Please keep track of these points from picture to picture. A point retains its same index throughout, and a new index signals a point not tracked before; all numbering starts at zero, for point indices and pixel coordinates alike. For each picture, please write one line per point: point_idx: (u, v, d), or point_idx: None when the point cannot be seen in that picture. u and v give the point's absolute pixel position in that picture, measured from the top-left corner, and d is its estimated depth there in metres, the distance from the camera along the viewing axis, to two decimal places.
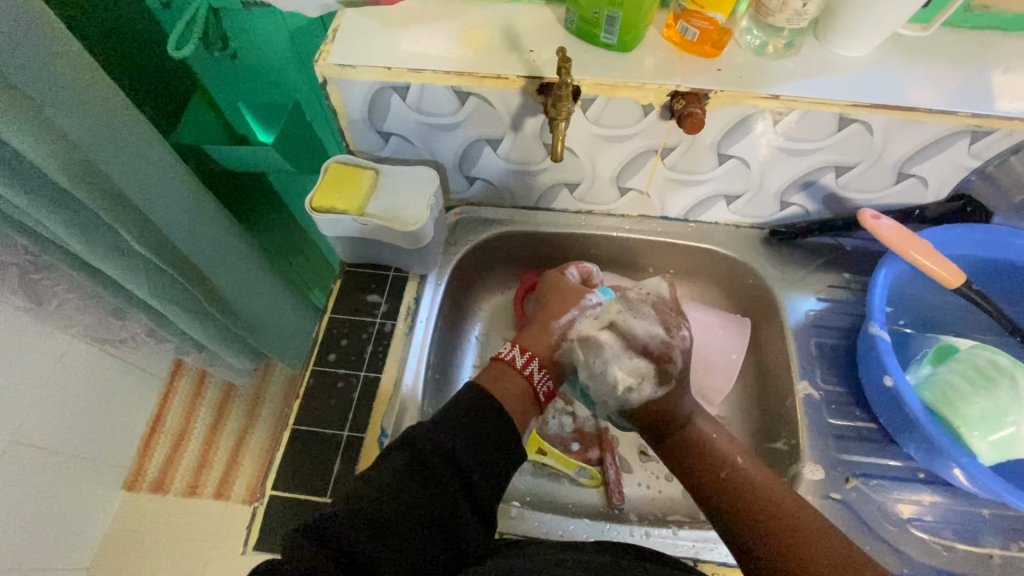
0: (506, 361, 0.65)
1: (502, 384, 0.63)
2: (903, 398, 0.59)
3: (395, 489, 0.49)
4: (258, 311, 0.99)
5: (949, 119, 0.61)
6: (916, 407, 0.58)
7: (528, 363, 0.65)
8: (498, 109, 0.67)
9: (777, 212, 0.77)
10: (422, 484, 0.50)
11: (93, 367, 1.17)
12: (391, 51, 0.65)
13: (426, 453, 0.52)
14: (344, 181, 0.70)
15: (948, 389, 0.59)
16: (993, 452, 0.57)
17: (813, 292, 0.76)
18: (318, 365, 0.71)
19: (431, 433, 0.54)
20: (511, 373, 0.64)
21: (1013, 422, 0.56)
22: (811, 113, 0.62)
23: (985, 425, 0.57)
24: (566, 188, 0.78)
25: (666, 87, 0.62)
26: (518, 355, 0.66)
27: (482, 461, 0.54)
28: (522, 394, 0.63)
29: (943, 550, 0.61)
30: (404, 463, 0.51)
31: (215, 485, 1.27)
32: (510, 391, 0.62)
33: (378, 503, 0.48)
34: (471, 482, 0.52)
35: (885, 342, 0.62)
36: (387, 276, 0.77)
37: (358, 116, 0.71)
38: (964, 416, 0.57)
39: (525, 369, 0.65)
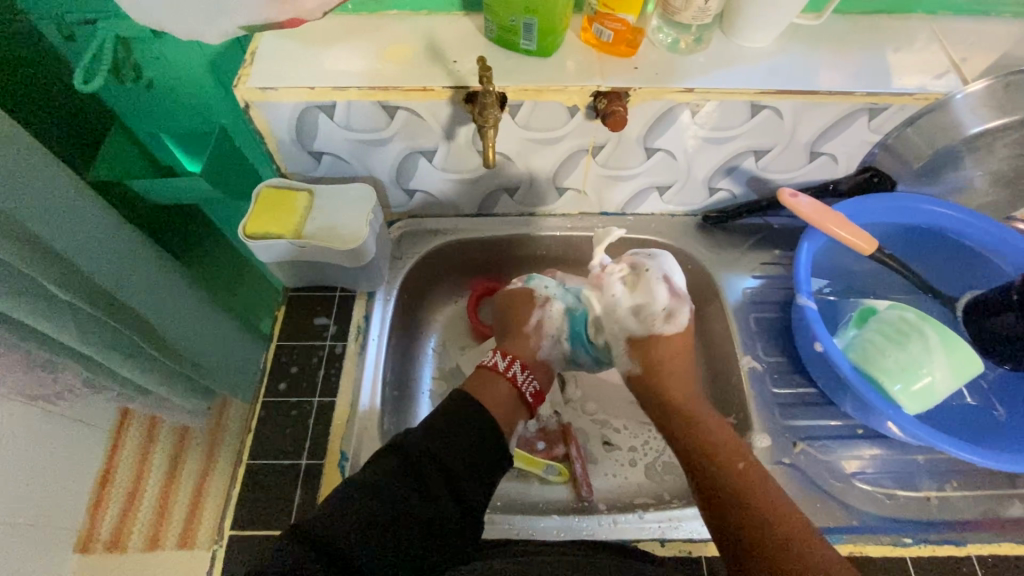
0: (489, 367, 0.69)
1: (488, 388, 0.66)
2: (833, 360, 0.63)
3: (376, 486, 0.53)
4: (198, 351, 0.94)
5: (848, 99, 0.65)
6: (846, 367, 0.62)
7: (509, 364, 0.69)
8: (428, 120, 0.67)
9: (707, 198, 0.81)
10: (409, 485, 0.54)
11: (26, 428, 1.09)
12: (313, 71, 0.64)
13: (414, 455, 0.55)
14: (277, 205, 0.68)
15: (868, 346, 0.64)
16: (912, 401, 0.61)
17: (748, 271, 0.80)
18: (270, 397, 0.69)
19: (419, 436, 0.57)
20: (494, 377, 0.67)
21: (928, 373, 0.60)
22: (725, 103, 0.66)
23: (904, 378, 0.61)
24: (506, 192, 0.80)
25: (588, 88, 0.64)
26: (499, 358, 0.69)
27: (466, 459, 0.57)
28: (506, 397, 0.66)
29: (885, 498, 0.65)
30: (390, 467, 0.54)
31: (178, 535, 1.21)
32: (493, 396, 0.65)
33: (364, 504, 0.51)
34: (456, 485, 0.56)
35: (813, 311, 0.66)
36: (334, 297, 0.76)
37: (286, 137, 0.69)
38: (884, 370, 0.62)
39: (508, 372, 0.68)
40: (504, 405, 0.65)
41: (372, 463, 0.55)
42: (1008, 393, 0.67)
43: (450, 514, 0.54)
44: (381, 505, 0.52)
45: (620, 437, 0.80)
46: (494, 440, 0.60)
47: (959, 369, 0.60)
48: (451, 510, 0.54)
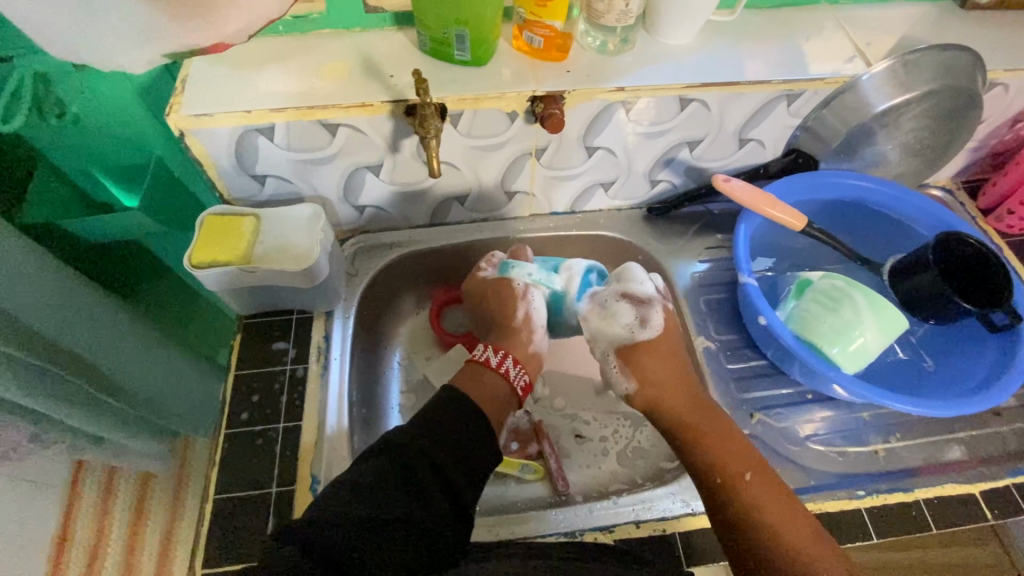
0: (480, 362, 0.70)
1: (482, 380, 0.68)
2: (775, 332, 0.66)
3: (372, 492, 0.52)
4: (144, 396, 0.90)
5: (766, 87, 0.70)
6: (788, 336, 0.66)
7: (499, 359, 0.70)
8: (370, 135, 0.68)
9: (649, 190, 0.84)
10: (407, 492, 0.54)
11: None
12: (247, 94, 0.64)
13: (400, 452, 0.56)
14: (222, 232, 0.66)
15: (809, 316, 0.68)
16: (851, 360, 0.66)
17: (695, 256, 0.84)
18: (232, 428, 0.67)
19: (415, 438, 0.58)
20: (483, 370, 0.70)
21: (860, 334, 0.65)
22: (655, 99, 0.69)
23: (841, 340, 0.66)
24: (456, 201, 0.81)
25: (524, 93, 0.66)
26: (490, 354, 0.71)
27: (460, 462, 0.59)
28: (501, 393, 0.69)
29: (838, 456, 0.69)
30: (385, 467, 0.55)
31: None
32: (490, 390, 0.68)
33: (363, 507, 0.51)
34: (450, 484, 0.57)
35: (753, 287, 0.69)
36: (291, 320, 0.75)
37: (226, 163, 0.68)
38: (823, 336, 0.66)
39: (500, 366, 0.70)
40: (494, 399, 0.67)
41: (364, 460, 0.56)
42: (933, 346, 0.74)
43: (442, 515, 0.54)
44: (381, 505, 0.52)
45: (591, 428, 0.82)
46: (481, 429, 0.62)
47: (888, 328, 0.65)
48: (447, 517, 0.54)
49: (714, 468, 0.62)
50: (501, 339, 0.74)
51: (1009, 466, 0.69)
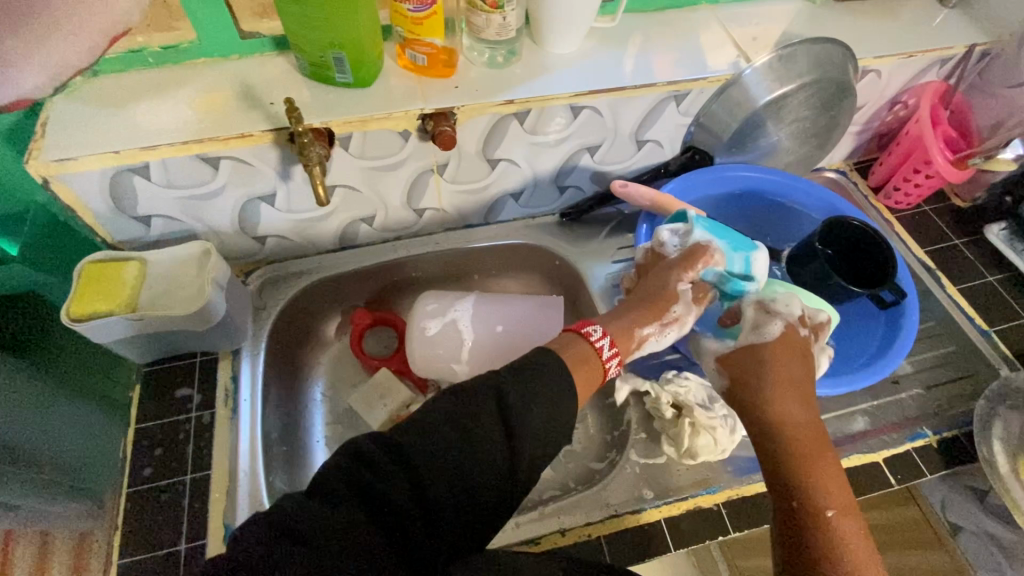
0: (591, 344, 0.56)
1: (579, 362, 0.54)
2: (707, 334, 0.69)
3: (445, 438, 0.45)
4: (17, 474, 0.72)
5: (653, 89, 0.72)
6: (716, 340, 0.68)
7: (609, 352, 0.57)
8: (257, 165, 0.65)
9: (559, 196, 0.85)
10: (477, 451, 0.45)
11: None
12: (114, 133, 0.60)
13: (460, 401, 0.47)
14: (104, 283, 0.63)
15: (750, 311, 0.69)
16: None
17: (609, 258, 0.85)
18: (134, 486, 0.63)
19: (506, 394, 0.48)
20: (583, 347, 0.56)
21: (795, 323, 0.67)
22: (547, 109, 0.70)
23: None
24: (364, 222, 0.79)
25: (412, 112, 0.65)
26: (605, 343, 0.57)
27: (534, 431, 0.47)
28: (593, 378, 0.55)
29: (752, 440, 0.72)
30: (463, 418, 0.46)
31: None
32: (587, 376, 0.54)
33: (428, 452, 0.44)
34: (519, 460, 0.47)
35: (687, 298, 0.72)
36: (194, 364, 0.71)
37: (102, 207, 0.64)
38: None
39: (606, 360, 0.56)
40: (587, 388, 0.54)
41: (444, 403, 0.48)
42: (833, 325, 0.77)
43: (503, 485, 0.46)
44: (444, 455, 0.45)
45: None
46: (558, 414, 0.49)
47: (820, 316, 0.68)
48: (507, 485, 0.46)
49: (791, 431, 0.56)
50: (613, 328, 0.62)
51: (908, 431, 0.73)
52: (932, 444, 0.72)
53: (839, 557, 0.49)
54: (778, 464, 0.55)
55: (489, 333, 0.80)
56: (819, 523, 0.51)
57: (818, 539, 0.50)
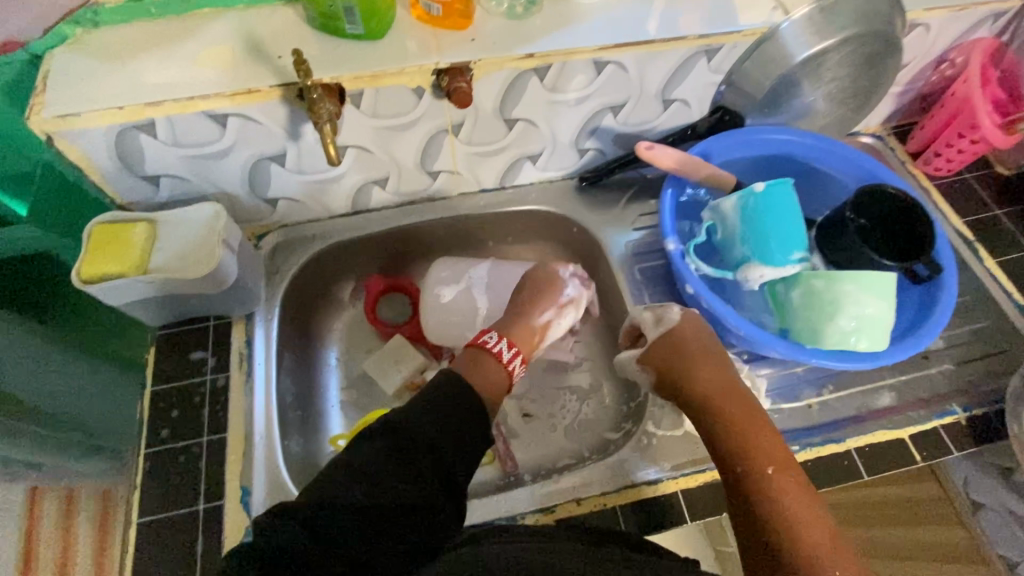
0: (490, 351, 0.61)
1: (478, 371, 0.59)
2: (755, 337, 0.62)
3: (378, 470, 0.45)
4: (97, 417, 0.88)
5: (683, 44, 0.67)
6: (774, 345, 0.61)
7: (511, 355, 0.62)
8: (266, 124, 0.63)
9: (579, 160, 0.81)
10: (410, 468, 0.46)
11: None
12: (117, 88, 0.58)
13: (373, 442, 0.47)
14: (112, 243, 0.61)
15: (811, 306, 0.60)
16: (871, 340, 0.59)
17: (630, 225, 0.82)
18: (152, 447, 0.64)
19: (420, 421, 0.49)
20: (488, 359, 0.60)
21: (863, 308, 0.58)
22: (568, 64, 0.66)
23: (854, 329, 0.58)
24: (376, 185, 0.77)
25: (426, 66, 0.61)
26: (504, 347, 0.62)
27: (455, 446, 0.49)
28: (498, 385, 0.60)
29: (774, 414, 0.70)
30: (383, 449, 0.47)
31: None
32: (488, 379, 0.59)
33: (357, 490, 0.44)
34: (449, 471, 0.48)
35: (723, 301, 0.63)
36: (208, 328, 0.70)
37: (110, 166, 0.63)
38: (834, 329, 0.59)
39: (506, 361, 0.61)
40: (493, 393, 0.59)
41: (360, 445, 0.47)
42: None
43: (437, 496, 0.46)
44: (374, 488, 0.44)
45: (537, 406, 0.81)
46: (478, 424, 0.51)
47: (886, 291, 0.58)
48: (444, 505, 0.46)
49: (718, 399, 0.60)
50: (514, 329, 0.66)
51: (936, 408, 0.71)
52: (961, 422, 0.70)
53: (788, 525, 0.49)
54: (715, 441, 0.58)
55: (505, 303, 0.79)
56: (760, 486, 0.53)
57: (766, 511, 0.51)
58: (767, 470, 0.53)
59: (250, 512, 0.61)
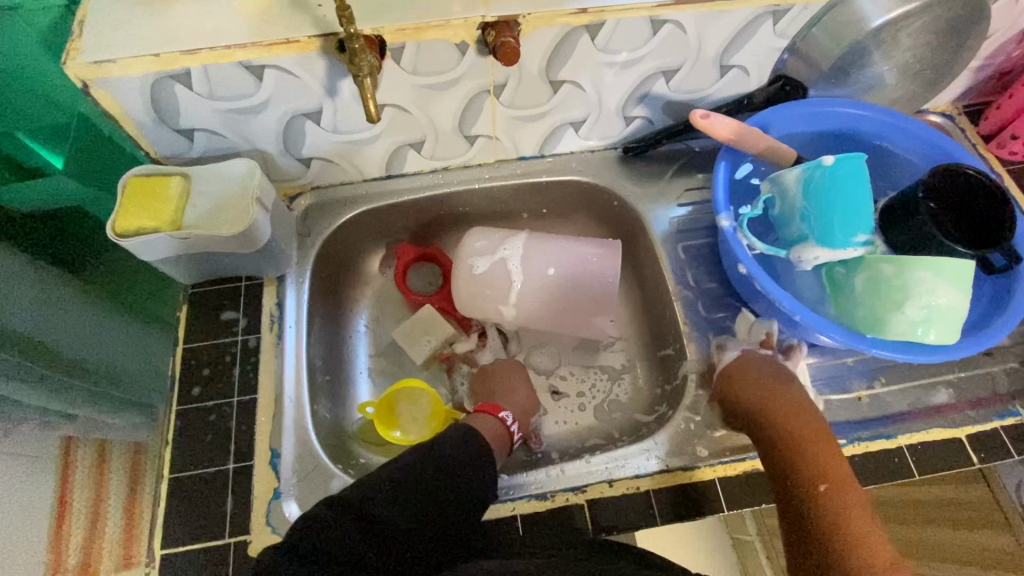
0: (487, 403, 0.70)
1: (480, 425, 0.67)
2: (815, 328, 0.58)
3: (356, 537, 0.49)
4: (133, 364, 0.88)
5: (749, 3, 0.62)
6: (835, 334, 0.57)
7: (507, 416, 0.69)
8: (303, 77, 0.60)
9: (624, 129, 0.77)
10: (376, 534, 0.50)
11: None
12: (152, 33, 0.56)
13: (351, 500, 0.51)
14: (146, 195, 0.60)
15: (872, 295, 0.56)
16: (944, 331, 0.55)
17: (674, 200, 0.78)
18: (184, 404, 0.63)
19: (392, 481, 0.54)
20: (488, 415, 0.68)
21: (941, 296, 0.53)
22: (623, 21, 0.61)
23: (926, 320, 0.54)
24: (411, 148, 0.74)
25: (472, 20, 0.58)
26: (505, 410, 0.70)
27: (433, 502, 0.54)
28: (495, 435, 0.67)
29: (820, 405, 0.67)
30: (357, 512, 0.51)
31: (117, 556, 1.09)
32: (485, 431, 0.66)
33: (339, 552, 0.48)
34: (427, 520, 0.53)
35: (785, 295, 0.59)
36: (240, 288, 0.69)
37: (145, 117, 0.61)
38: (903, 319, 0.55)
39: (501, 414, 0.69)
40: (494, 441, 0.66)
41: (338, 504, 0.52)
42: None
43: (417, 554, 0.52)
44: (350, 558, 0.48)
45: (566, 385, 0.79)
46: (470, 470, 0.57)
47: (961, 278, 0.54)
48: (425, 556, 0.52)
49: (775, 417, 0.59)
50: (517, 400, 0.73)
51: (996, 407, 0.67)
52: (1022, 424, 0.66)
53: (841, 536, 0.49)
54: (772, 455, 0.58)
55: (541, 276, 0.75)
56: (816, 503, 0.52)
57: (818, 526, 0.51)
58: (820, 485, 0.53)
59: (280, 473, 0.61)
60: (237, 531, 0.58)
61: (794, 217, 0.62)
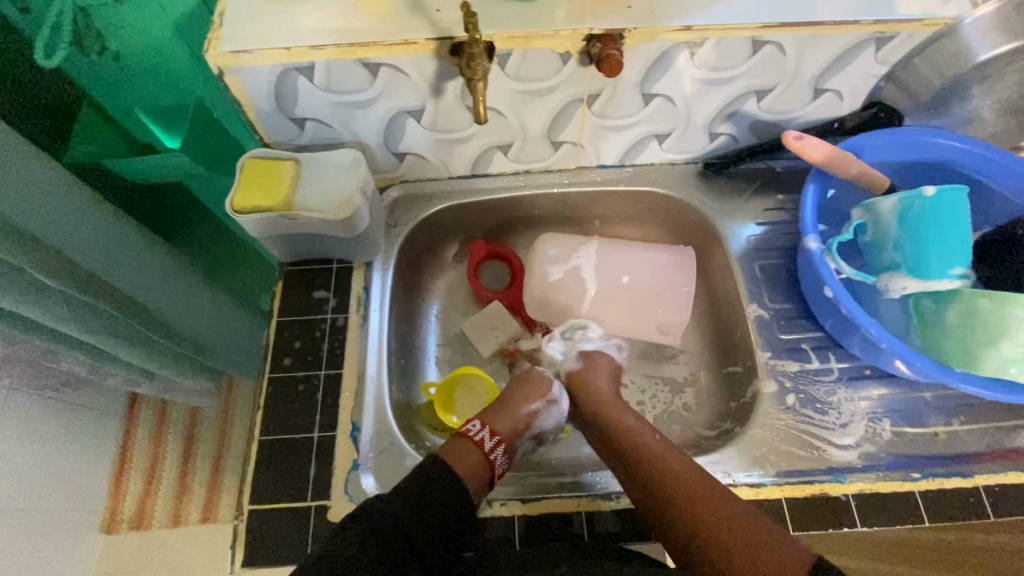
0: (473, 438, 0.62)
1: (461, 458, 0.60)
2: (903, 358, 0.57)
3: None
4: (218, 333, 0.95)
5: (853, 29, 0.62)
6: (926, 367, 0.56)
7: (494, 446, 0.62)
8: (413, 77, 0.64)
9: (707, 145, 0.78)
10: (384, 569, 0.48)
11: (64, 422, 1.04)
12: (284, 29, 0.60)
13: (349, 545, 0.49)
14: (263, 176, 0.65)
15: (967, 330, 0.56)
16: None
17: (751, 219, 0.78)
18: (276, 372, 0.68)
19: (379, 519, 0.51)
20: (474, 449, 0.61)
21: None
22: (724, 40, 0.62)
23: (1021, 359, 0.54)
24: (499, 150, 0.77)
25: (579, 31, 0.60)
26: (487, 436, 0.63)
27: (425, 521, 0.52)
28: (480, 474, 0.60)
29: (894, 437, 0.66)
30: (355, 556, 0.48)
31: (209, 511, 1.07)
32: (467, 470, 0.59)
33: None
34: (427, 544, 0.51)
35: (875, 325, 0.58)
36: (331, 269, 0.74)
37: (266, 105, 0.66)
38: (999, 357, 0.54)
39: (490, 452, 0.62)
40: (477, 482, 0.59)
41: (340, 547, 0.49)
42: None
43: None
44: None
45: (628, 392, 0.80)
46: (448, 486, 0.55)
47: None
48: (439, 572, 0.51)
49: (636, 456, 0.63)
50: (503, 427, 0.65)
51: None
52: None
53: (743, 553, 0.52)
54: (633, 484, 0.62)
55: (617, 284, 0.82)
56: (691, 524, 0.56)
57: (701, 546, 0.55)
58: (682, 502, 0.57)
59: (359, 447, 0.64)
60: (318, 496, 0.62)
61: (886, 244, 0.62)
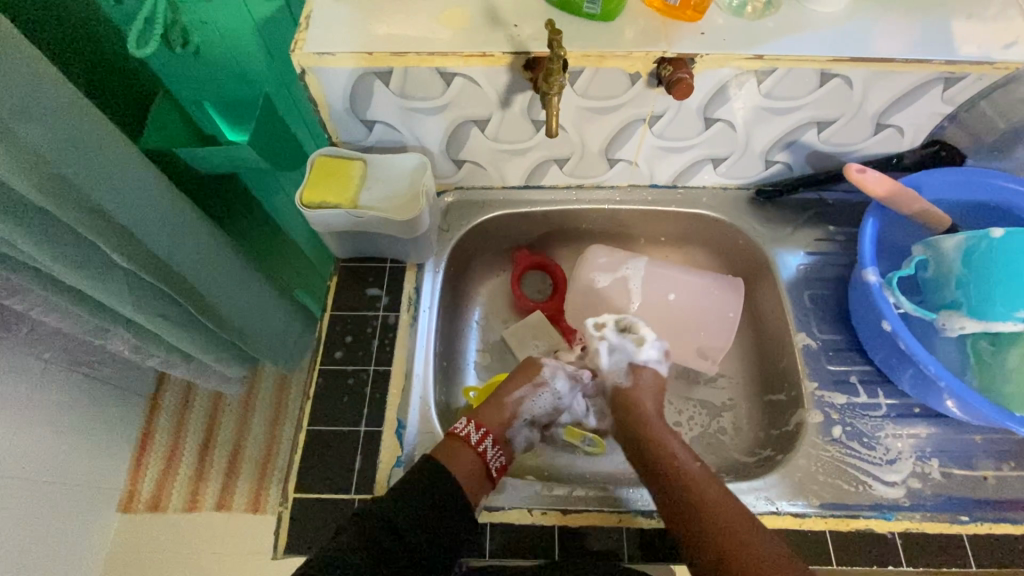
0: (461, 436, 0.63)
1: (453, 460, 0.60)
2: (960, 396, 0.57)
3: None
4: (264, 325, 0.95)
5: (923, 68, 0.63)
6: (986, 408, 0.56)
7: (481, 437, 0.63)
8: (485, 88, 0.66)
9: (762, 171, 0.78)
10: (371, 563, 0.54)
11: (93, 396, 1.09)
12: (367, 34, 0.63)
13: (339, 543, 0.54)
14: (334, 174, 0.69)
15: None
16: None
17: (801, 248, 0.79)
18: (327, 365, 0.70)
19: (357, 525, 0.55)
20: (461, 447, 0.62)
21: None
22: (793, 71, 0.63)
23: None
24: (555, 163, 0.78)
25: (653, 54, 0.61)
26: (471, 429, 0.63)
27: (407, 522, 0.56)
28: (474, 471, 0.61)
29: (942, 477, 0.65)
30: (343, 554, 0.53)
31: (247, 499, 1.13)
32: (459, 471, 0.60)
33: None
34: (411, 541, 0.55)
35: (934, 362, 0.58)
36: (384, 268, 0.76)
37: (340, 106, 0.69)
38: None
39: (478, 444, 0.62)
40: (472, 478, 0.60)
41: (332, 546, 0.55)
42: None
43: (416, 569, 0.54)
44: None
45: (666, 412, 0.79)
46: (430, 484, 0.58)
47: None
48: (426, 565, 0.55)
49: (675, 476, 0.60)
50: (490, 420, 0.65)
51: None
52: None
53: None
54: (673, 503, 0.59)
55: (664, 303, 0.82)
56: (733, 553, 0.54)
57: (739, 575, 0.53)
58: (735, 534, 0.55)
59: (404, 443, 0.65)
60: (361, 490, 0.63)
61: (948, 282, 0.62)
